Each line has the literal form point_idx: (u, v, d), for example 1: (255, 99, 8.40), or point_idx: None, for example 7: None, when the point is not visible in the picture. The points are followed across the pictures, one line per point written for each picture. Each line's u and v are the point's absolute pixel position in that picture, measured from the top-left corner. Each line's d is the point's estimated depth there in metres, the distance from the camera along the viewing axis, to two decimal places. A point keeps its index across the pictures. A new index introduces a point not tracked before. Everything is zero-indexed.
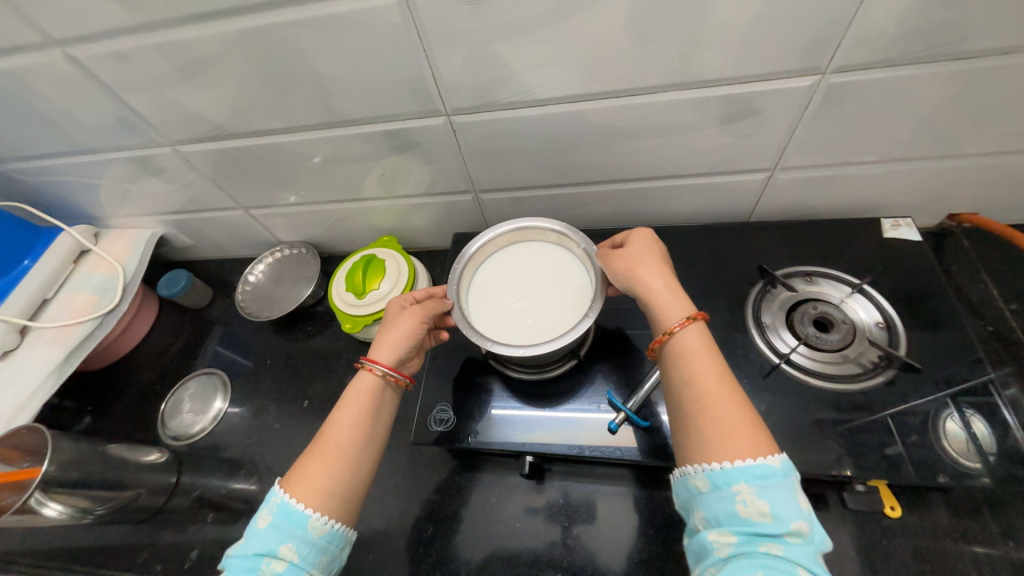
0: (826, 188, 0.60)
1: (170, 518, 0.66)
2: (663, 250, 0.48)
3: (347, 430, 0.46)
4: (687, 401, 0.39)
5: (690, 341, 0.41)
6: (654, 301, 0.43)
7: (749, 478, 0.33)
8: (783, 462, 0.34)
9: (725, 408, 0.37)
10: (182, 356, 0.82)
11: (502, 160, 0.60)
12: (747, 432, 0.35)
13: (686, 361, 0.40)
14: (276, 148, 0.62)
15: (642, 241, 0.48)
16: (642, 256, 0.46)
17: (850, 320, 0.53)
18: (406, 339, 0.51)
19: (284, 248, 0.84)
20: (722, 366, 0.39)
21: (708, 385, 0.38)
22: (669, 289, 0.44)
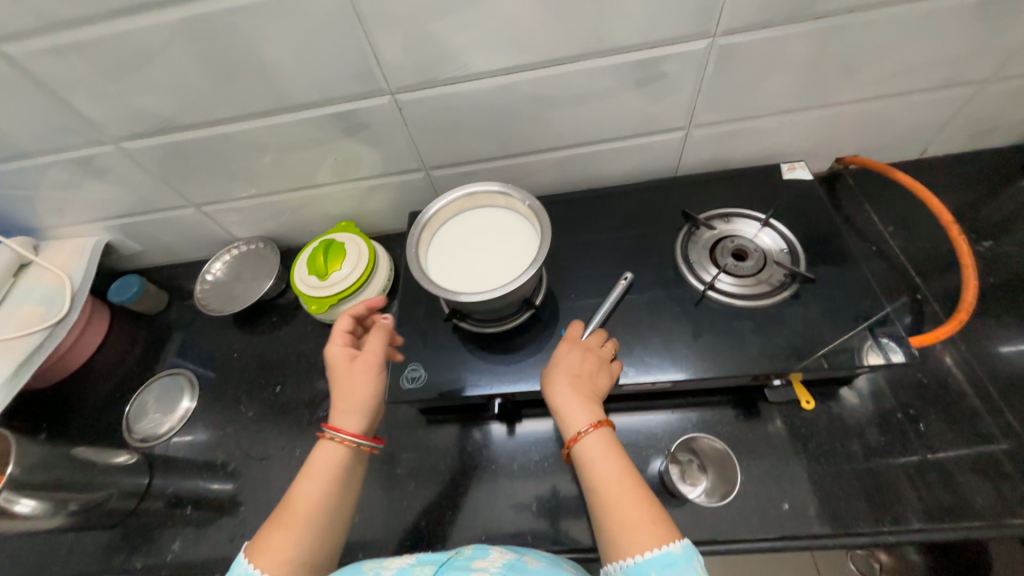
0: (733, 141, 0.69)
1: (147, 517, 0.65)
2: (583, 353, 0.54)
3: (314, 500, 0.46)
4: (596, 504, 0.44)
5: (598, 445, 0.47)
6: (561, 411, 0.49)
7: (658, 567, 0.39)
8: (685, 546, 0.40)
9: (628, 506, 0.42)
10: (141, 362, 0.81)
11: (448, 135, 0.65)
12: (648, 531, 0.41)
13: (589, 467, 0.46)
14: (225, 139, 0.64)
15: (562, 347, 0.54)
16: (561, 363, 0.52)
17: (761, 249, 0.62)
18: (369, 401, 0.51)
19: (240, 244, 0.84)
20: (624, 467, 0.45)
21: (611, 491, 0.44)
22: (576, 402, 0.49)
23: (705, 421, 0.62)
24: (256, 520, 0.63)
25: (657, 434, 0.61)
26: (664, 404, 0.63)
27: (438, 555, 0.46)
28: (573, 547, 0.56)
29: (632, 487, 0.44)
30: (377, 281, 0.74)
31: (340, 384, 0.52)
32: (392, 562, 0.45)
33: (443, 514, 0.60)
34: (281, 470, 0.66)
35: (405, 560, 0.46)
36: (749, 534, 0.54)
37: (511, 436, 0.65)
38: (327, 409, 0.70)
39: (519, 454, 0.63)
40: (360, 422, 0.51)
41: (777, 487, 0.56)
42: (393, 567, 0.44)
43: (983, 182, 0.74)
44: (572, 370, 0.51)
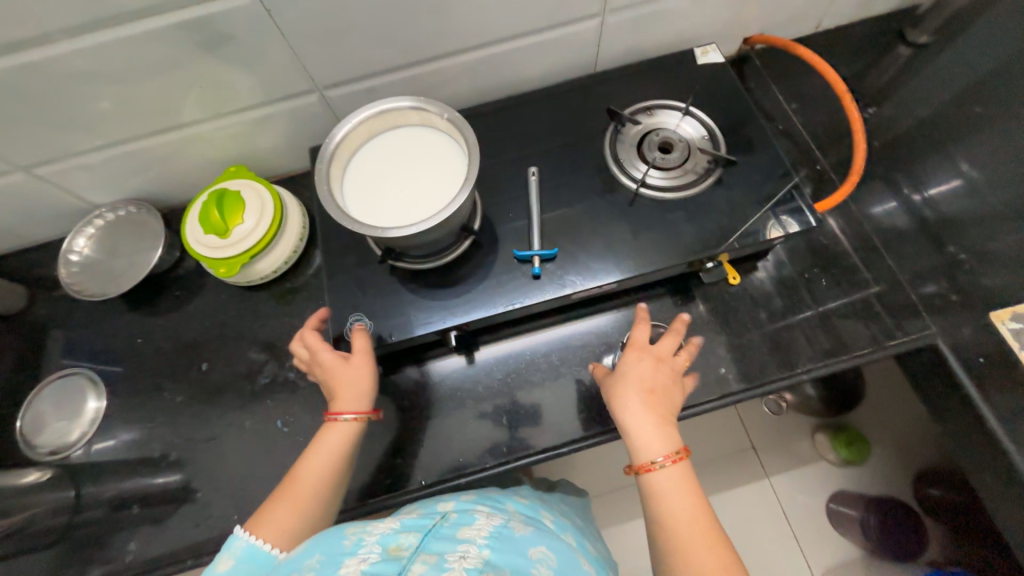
0: (649, 27, 0.66)
1: (88, 527, 0.59)
2: (663, 374, 0.52)
3: (314, 473, 0.49)
4: (666, 534, 0.45)
5: (671, 479, 0.46)
6: (637, 434, 0.48)
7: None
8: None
9: (698, 550, 0.43)
10: (16, 371, 0.68)
11: (340, 43, 0.55)
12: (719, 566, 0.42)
13: (662, 501, 0.46)
14: (32, 71, 0.49)
15: (638, 364, 0.52)
16: (635, 382, 0.51)
17: (684, 139, 0.63)
18: (365, 382, 0.53)
19: (104, 213, 0.69)
20: (702, 506, 0.46)
21: (682, 526, 0.45)
22: (651, 426, 0.48)
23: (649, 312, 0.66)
24: (221, 499, 0.60)
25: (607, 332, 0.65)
26: (610, 304, 0.67)
27: (422, 522, 0.46)
28: (546, 447, 0.60)
29: (704, 521, 0.45)
30: (292, 231, 0.66)
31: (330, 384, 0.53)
32: (373, 527, 0.44)
33: (417, 448, 0.61)
34: (235, 445, 0.62)
35: (387, 525, 0.45)
36: (694, 399, 0.62)
37: (470, 364, 0.65)
38: (269, 375, 0.65)
39: (482, 378, 0.64)
40: (364, 404, 0.52)
41: (714, 356, 0.64)
42: (375, 533, 0.43)
43: (867, 52, 0.79)
44: (644, 387, 0.50)
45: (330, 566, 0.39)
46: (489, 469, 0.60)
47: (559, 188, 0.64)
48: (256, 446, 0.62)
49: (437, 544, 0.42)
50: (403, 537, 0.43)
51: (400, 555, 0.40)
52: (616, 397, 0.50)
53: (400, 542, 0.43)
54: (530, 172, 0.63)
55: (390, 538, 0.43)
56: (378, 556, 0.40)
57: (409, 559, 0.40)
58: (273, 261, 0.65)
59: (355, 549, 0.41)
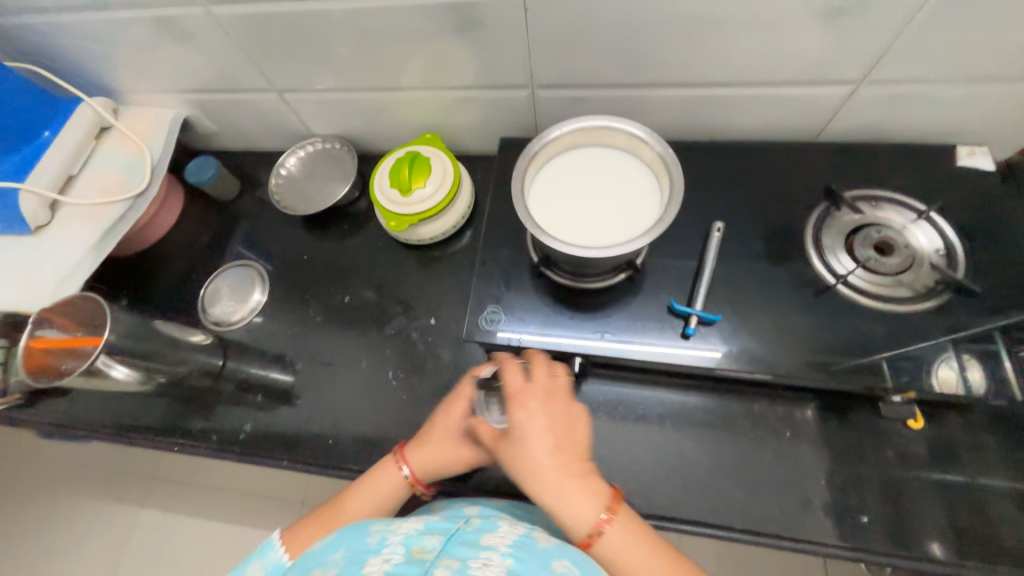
0: (906, 109, 0.57)
1: (220, 397, 0.69)
2: (552, 419, 0.45)
3: (359, 514, 0.52)
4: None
5: (618, 534, 0.43)
6: (563, 501, 0.43)
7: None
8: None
9: None
10: (212, 247, 0.81)
11: (572, 50, 0.55)
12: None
13: (622, 567, 0.43)
14: (320, 17, 0.56)
15: (530, 412, 0.45)
16: (522, 446, 0.44)
17: (910, 246, 0.54)
18: (442, 465, 0.54)
19: (316, 142, 0.79)
20: (654, 544, 0.44)
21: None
22: (577, 496, 0.43)
23: (791, 417, 0.58)
24: (321, 420, 0.65)
25: (733, 419, 0.59)
26: (749, 390, 0.59)
27: (447, 523, 0.44)
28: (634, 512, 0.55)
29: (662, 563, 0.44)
30: (458, 207, 0.70)
31: (436, 442, 0.54)
32: (400, 525, 0.44)
33: None
34: (347, 377, 0.68)
35: (413, 525, 0.44)
36: (813, 536, 0.53)
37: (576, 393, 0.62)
38: (394, 327, 0.70)
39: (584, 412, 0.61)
40: (425, 478, 0.54)
41: (859, 499, 0.53)
42: (400, 532, 0.42)
43: None
44: (542, 449, 0.44)
45: (353, 565, 0.38)
46: None
47: (735, 252, 0.58)
48: (364, 387, 0.66)
49: (460, 549, 0.40)
50: (428, 539, 0.41)
51: (422, 558, 0.38)
52: (513, 470, 0.44)
53: (423, 544, 0.41)
54: (714, 227, 0.58)
55: (414, 538, 0.41)
56: (402, 557, 0.39)
57: (430, 563, 0.38)
58: (436, 229, 0.69)
59: (379, 548, 0.40)
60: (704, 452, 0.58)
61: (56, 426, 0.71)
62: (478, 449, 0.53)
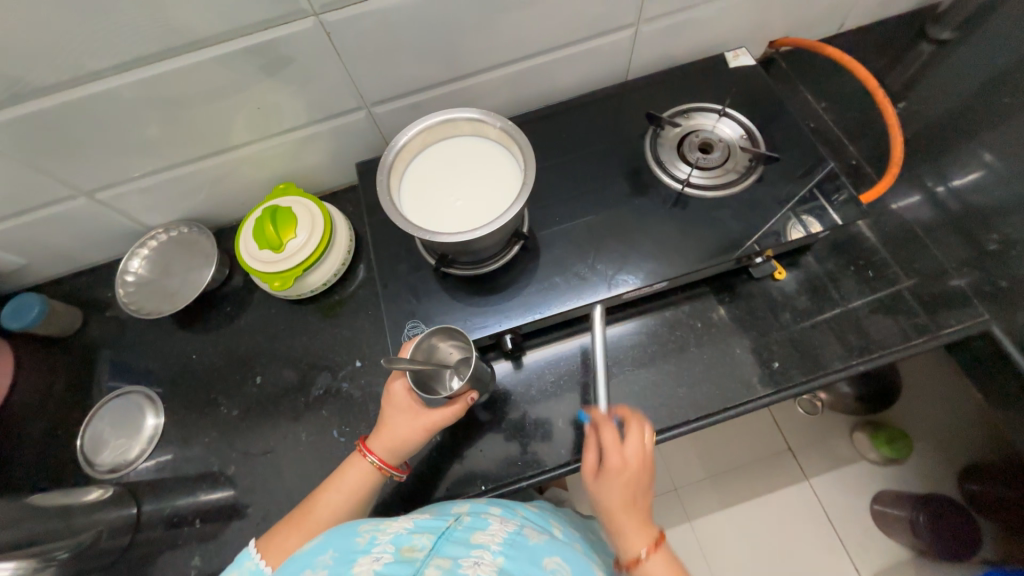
0: (679, 35, 0.68)
1: (150, 544, 0.60)
2: (644, 467, 0.48)
3: (332, 509, 0.50)
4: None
5: (657, 566, 0.45)
6: (618, 524, 0.47)
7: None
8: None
9: None
10: (72, 390, 0.69)
11: (389, 60, 0.57)
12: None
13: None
14: (105, 99, 0.51)
15: (620, 457, 0.48)
16: (611, 487, 0.47)
17: (723, 139, 0.65)
18: (402, 442, 0.53)
19: (159, 234, 0.72)
20: None
21: None
22: (630, 520, 0.47)
23: (696, 310, 0.66)
24: (280, 512, 0.60)
25: (655, 332, 0.65)
26: (657, 303, 0.67)
27: (435, 523, 0.46)
28: None
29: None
30: (340, 244, 0.68)
31: (393, 421, 0.53)
32: (388, 525, 0.45)
33: (472, 452, 0.61)
34: (291, 457, 0.63)
35: (403, 523, 0.46)
36: (747, 397, 0.61)
37: (519, 369, 0.65)
38: (321, 386, 0.66)
39: (533, 382, 0.64)
40: (392, 459, 0.53)
41: (766, 351, 0.64)
42: (389, 531, 0.44)
43: (890, 49, 0.81)
44: (621, 494, 0.47)
45: (343, 564, 0.40)
46: (550, 471, 0.59)
47: (601, 193, 0.65)
48: (313, 457, 0.62)
49: (450, 548, 0.42)
50: (417, 539, 0.43)
51: (413, 558, 0.41)
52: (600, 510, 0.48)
53: (412, 544, 0.43)
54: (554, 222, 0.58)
55: (404, 538, 0.43)
56: (392, 556, 0.41)
57: (422, 563, 0.40)
58: (325, 273, 0.67)
59: (369, 549, 0.42)
60: (643, 369, 0.64)
61: None
62: (435, 413, 0.52)
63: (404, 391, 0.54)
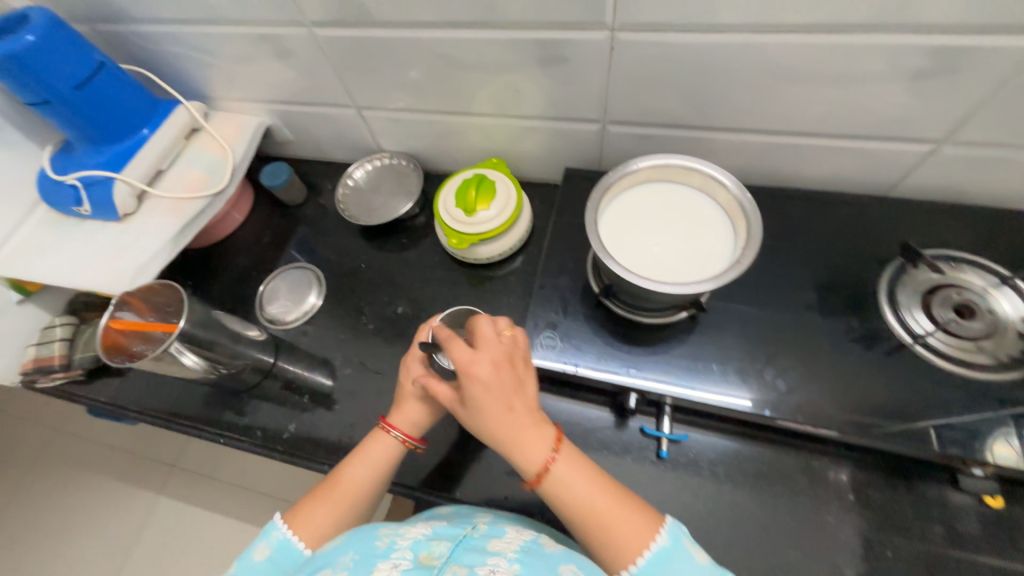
0: (988, 172, 0.56)
1: (267, 395, 0.70)
2: (512, 369, 0.44)
3: (356, 482, 0.53)
4: (584, 522, 0.43)
5: (563, 467, 0.44)
6: (514, 448, 0.44)
7: (655, 565, 0.41)
8: (670, 531, 0.43)
9: (621, 521, 0.43)
10: (274, 247, 0.84)
11: (650, 90, 0.57)
12: (642, 532, 0.42)
13: (572, 501, 0.43)
14: (411, 45, 0.60)
15: (484, 356, 0.44)
16: (497, 393, 0.43)
17: (996, 313, 0.51)
18: (424, 412, 0.57)
19: (384, 157, 0.83)
20: (603, 480, 0.45)
21: (595, 505, 0.43)
22: (528, 429, 0.44)
23: (853, 478, 0.55)
24: (364, 428, 0.66)
25: (790, 472, 0.56)
26: (808, 445, 0.57)
27: (455, 531, 0.47)
28: None
29: (597, 480, 0.45)
30: (518, 230, 0.71)
31: (413, 396, 0.57)
32: (407, 532, 0.46)
33: None
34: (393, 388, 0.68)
35: (421, 531, 0.47)
36: None
37: (619, 429, 0.60)
38: None
39: (630, 448, 0.59)
40: (414, 430, 0.56)
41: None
42: (408, 538, 0.45)
43: None
44: (505, 400, 0.43)
45: (363, 566, 0.40)
46: None
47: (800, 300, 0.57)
48: None
49: (467, 557, 0.42)
50: (435, 545, 0.43)
51: (431, 564, 0.41)
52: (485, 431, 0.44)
53: (430, 550, 0.43)
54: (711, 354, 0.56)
55: (422, 545, 0.44)
56: (410, 563, 0.41)
57: (439, 568, 0.40)
58: (493, 249, 0.71)
59: (388, 553, 0.42)
60: (757, 505, 0.55)
61: (112, 406, 0.74)
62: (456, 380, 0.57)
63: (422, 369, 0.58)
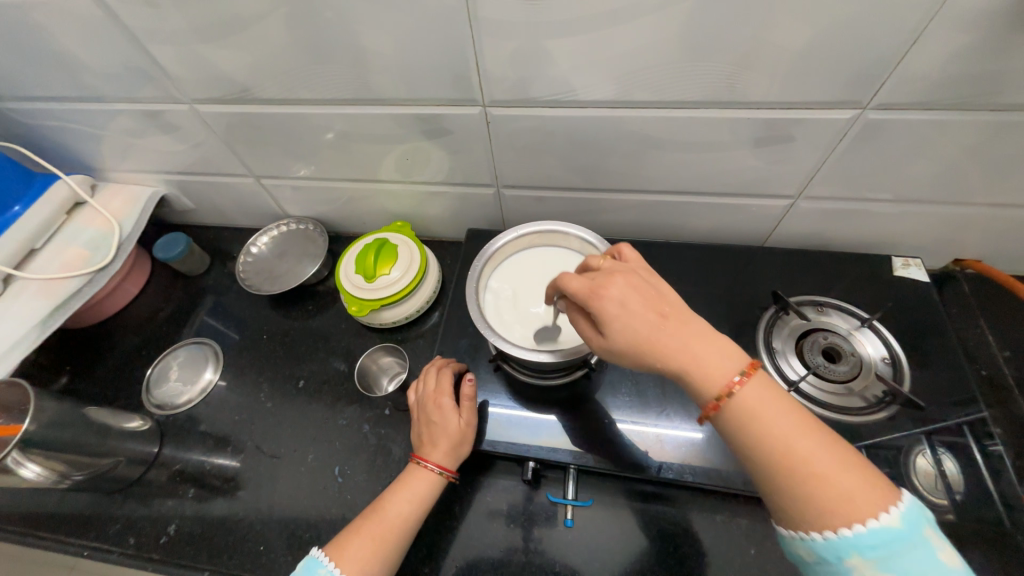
0: (841, 221, 0.62)
1: (147, 491, 0.63)
2: (650, 301, 0.39)
3: (400, 516, 0.49)
4: (772, 464, 0.35)
5: (752, 402, 0.37)
6: (689, 367, 0.38)
7: (864, 551, 0.32)
8: (907, 518, 0.33)
9: (824, 467, 0.34)
10: (170, 322, 0.79)
11: (533, 158, 0.59)
12: (859, 484, 0.34)
13: (757, 432, 0.36)
14: (297, 118, 0.60)
15: (619, 286, 0.40)
16: (634, 321, 0.38)
17: (858, 353, 0.56)
18: (461, 441, 0.53)
19: (291, 222, 0.82)
20: (800, 425, 0.36)
21: (792, 449, 0.35)
22: (696, 353, 0.38)
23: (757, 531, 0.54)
24: (254, 521, 0.59)
25: (697, 530, 0.54)
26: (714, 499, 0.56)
27: None
28: None
29: (805, 423, 0.36)
30: (423, 293, 0.70)
31: (441, 428, 0.53)
32: None
33: (444, 564, 0.54)
34: (289, 471, 0.63)
35: None
36: None
37: (529, 500, 0.57)
38: (347, 417, 0.66)
39: (539, 519, 0.56)
40: (455, 462, 0.52)
41: None
42: None
43: None
44: (653, 326, 0.38)
45: None
46: None
47: None
48: (308, 482, 0.61)
49: None
50: None
51: None
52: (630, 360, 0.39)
53: None
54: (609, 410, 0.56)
55: None
56: None
57: None
58: (397, 314, 0.69)
59: None
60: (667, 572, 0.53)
61: None
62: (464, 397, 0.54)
63: (444, 403, 0.53)
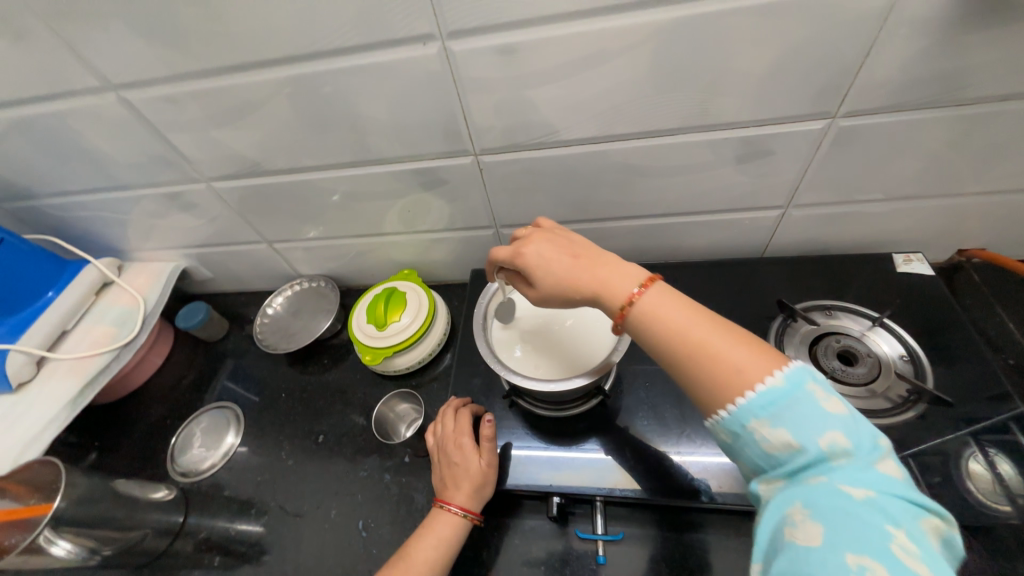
0: (836, 225, 0.63)
1: (172, 563, 0.62)
2: (565, 245, 0.43)
3: (425, 563, 0.47)
4: (676, 355, 0.37)
5: (653, 304, 0.38)
6: (596, 288, 0.40)
7: (757, 412, 0.33)
8: (791, 374, 0.33)
9: (720, 347, 0.35)
10: (193, 389, 0.81)
11: (527, 197, 0.62)
12: (755, 359, 0.35)
13: (661, 330, 0.37)
14: (305, 184, 0.64)
15: (540, 240, 0.44)
16: (549, 263, 0.42)
17: (874, 353, 0.55)
18: (483, 481, 0.52)
19: (303, 282, 0.85)
20: (697, 317, 0.37)
21: (691, 337, 0.36)
22: (602, 276, 0.41)
23: None
24: None
25: (737, 557, 0.51)
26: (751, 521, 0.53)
27: None
28: None
29: (704, 315, 0.38)
30: (434, 336, 0.72)
31: (462, 468, 0.52)
32: None
33: None
34: (313, 529, 0.62)
35: None
36: None
37: (557, 539, 0.56)
38: (367, 468, 0.66)
39: (570, 558, 0.54)
40: (478, 503, 0.51)
41: None
42: None
43: None
44: (566, 264, 0.42)
45: None
46: None
47: None
48: (333, 539, 0.60)
49: None
50: None
51: None
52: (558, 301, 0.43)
53: None
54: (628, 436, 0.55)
55: None
56: None
57: None
58: (410, 359, 0.70)
59: None
60: None
61: None
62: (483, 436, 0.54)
63: (463, 443, 0.53)
